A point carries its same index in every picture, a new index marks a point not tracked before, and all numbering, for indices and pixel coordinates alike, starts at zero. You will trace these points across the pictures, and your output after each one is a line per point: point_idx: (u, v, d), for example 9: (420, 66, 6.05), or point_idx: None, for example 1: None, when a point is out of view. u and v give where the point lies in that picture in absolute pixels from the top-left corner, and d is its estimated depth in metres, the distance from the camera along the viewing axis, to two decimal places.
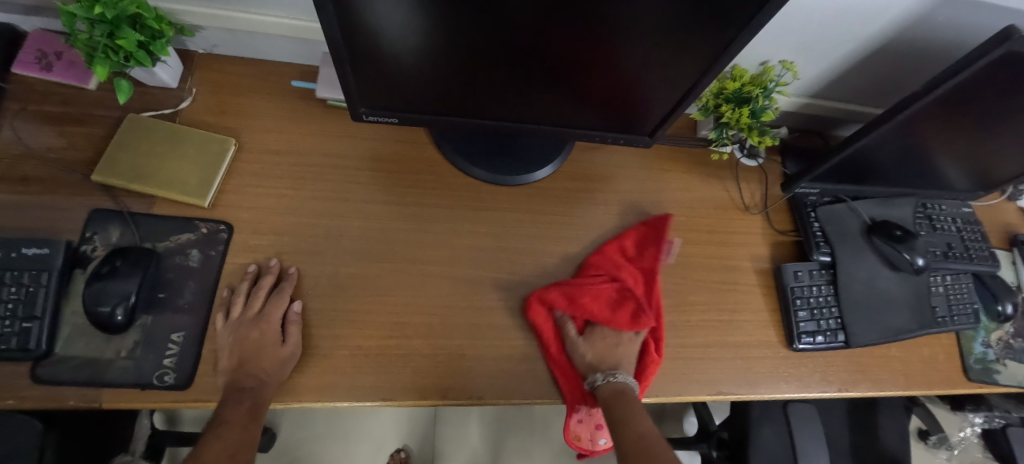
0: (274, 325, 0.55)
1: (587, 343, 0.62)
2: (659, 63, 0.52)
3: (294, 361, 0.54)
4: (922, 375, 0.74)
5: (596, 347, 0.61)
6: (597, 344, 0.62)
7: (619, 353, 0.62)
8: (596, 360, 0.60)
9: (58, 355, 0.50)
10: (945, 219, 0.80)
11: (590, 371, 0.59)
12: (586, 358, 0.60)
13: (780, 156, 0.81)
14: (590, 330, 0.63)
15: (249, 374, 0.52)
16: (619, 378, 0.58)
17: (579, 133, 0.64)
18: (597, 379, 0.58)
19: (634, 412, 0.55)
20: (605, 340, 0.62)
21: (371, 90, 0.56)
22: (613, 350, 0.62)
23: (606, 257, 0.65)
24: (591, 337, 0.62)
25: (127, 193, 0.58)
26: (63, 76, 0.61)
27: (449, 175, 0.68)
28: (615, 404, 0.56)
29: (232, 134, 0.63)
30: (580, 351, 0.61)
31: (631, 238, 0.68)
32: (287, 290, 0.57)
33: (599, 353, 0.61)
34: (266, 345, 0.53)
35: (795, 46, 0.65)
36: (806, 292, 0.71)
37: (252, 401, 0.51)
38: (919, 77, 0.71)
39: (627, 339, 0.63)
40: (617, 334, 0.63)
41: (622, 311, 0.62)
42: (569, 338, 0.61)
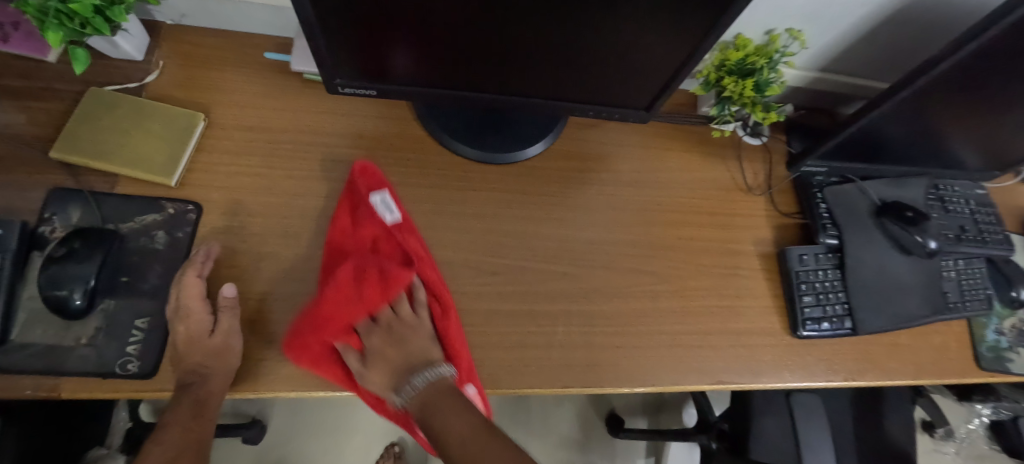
0: (200, 314, 0.49)
1: (372, 365, 0.52)
2: (654, 26, 0.48)
3: (235, 350, 0.49)
4: (932, 364, 0.71)
5: (379, 362, 0.52)
6: (378, 358, 0.52)
7: (408, 348, 0.53)
8: (387, 377, 0.51)
9: (14, 342, 0.47)
10: (958, 201, 0.76)
11: (389, 390, 0.51)
12: (377, 389, 0.51)
13: (785, 135, 0.77)
14: (369, 344, 0.52)
15: (187, 369, 0.48)
16: (429, 377, 0.50)
17: (571, 107, 0.60)
18: (399, 400, 0.51)
19: (446, 419, 0.48)
20: (382, 342, 0.52)
21: (347, 59, 0.52)
22: (395, 348, 0.52)
23: (342, 241, 0.54)
24: (373, 358, 0.52)
25: (89, 171, 0.55)
26: (19, 48, 0.57)
27: (434, 153, 0.65)
28: (427, 414, 0.49)
29: (203, 109, 0.60)
30: (370, 383, 0.51)
31: (343, 222, 0.55)
32: (191, 271, 0.50)
33: (383, 371, 0.52)
34: (194, 337, 0.48)
35: (803, 13, 0.61)
36: (812, 276, 0.68)
37: (196, 397, 0.47)
38: (932, 47, 0.67)
39: (416, 320, 0.54)
40: (393, 323, 0.54)
41: (369, 288, 0.50)
42: (352, 368, 0.50)
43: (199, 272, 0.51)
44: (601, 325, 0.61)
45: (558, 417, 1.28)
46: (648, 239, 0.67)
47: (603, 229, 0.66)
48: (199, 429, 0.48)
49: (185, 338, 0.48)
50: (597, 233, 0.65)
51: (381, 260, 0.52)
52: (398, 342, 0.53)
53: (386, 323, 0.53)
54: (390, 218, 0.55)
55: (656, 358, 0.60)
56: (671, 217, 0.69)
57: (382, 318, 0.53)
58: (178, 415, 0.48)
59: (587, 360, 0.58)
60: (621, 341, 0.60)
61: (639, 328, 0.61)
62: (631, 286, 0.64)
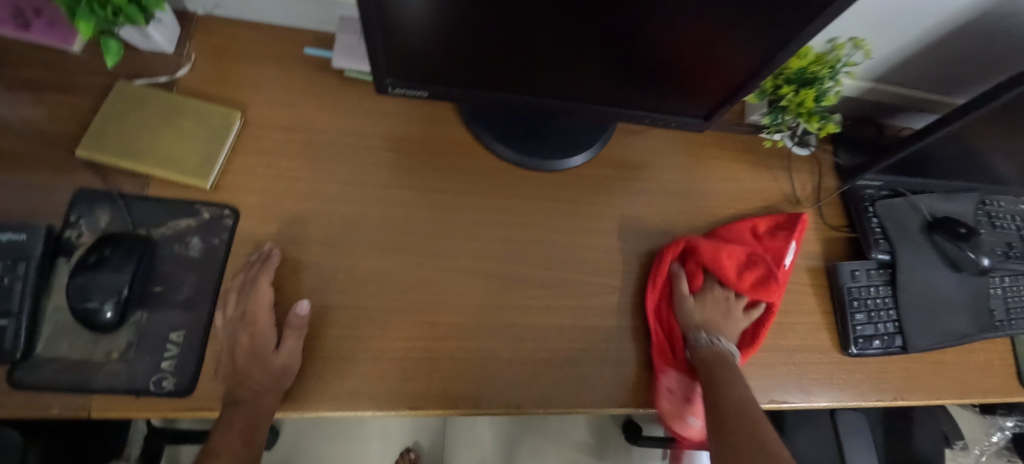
0: (266, 326, 0.48)
1: (696, 302, 0.60)
2: (733, 34, 0.45)
3: (292, 373, 0.46)
4: (979, 383, 0.70)
5: (705, 307, 0.60)
6: (707, 304, 0.60)
7: (731, 320, 0.59)
8: (703, 320, 0.58)
9: (39, 357, 0.44)
10: (1005, 217, 0.75)
11: (692, 330, 0.57)
12: (690, 320, 0.58)
13: (832, 145, 0.74)
14: (707, 294, 0.61)
15: (245, 386, 0.46)
16: (714, 342, 0.56)
17: (628, 113, 0.57)
18: (705, 338, 0.56)
19: (732, 379, 0.52)
20: (718, 305, 0.60)
21: (400, 58, 0.49)
22: (725, 315, 0.59)
23: (731, 231, 0.64)
24: (701, 301, 0.60)
25: (118, 171, 0.51)
26: (43, 36, 0.53)
27: (478, 158, 0.62)
28: (718, 365, 0.54)
29: (237, 107, 0.56)
30: (687, 309, 0.59)
31: (734, 232, 0.63)
32: (265, 276, 0.49)
33: (706, 316, 0.59)
34: (258, 351, 0.47)
35: (872, 21, 0.59)
36: (863, 293, 0.66)
37: (248, 419, 0.45)
38: (995, 61, 0.65)
39: (739, 317, 0.60)
40: (727, 303, 0.61)
41: (751, 273, 0.60)
42: (681, 294, 0.59)
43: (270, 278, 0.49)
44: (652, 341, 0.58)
45: (576, 424, 1.25)
46: None
47: (651, 240, 0.63)
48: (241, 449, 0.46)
49: (247, 348, 0.47)
50: (646, 245, 0.63)
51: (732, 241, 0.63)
52: (722, 312, 0.60)
53: (721, 293, 0.61)
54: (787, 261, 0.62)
55: None
56: (720, 228, 0.67)
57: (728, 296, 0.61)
58: (229, 439, 0.45)
59: (638, 378, 0.56)
60: (672, 357, 0.58)
61: None
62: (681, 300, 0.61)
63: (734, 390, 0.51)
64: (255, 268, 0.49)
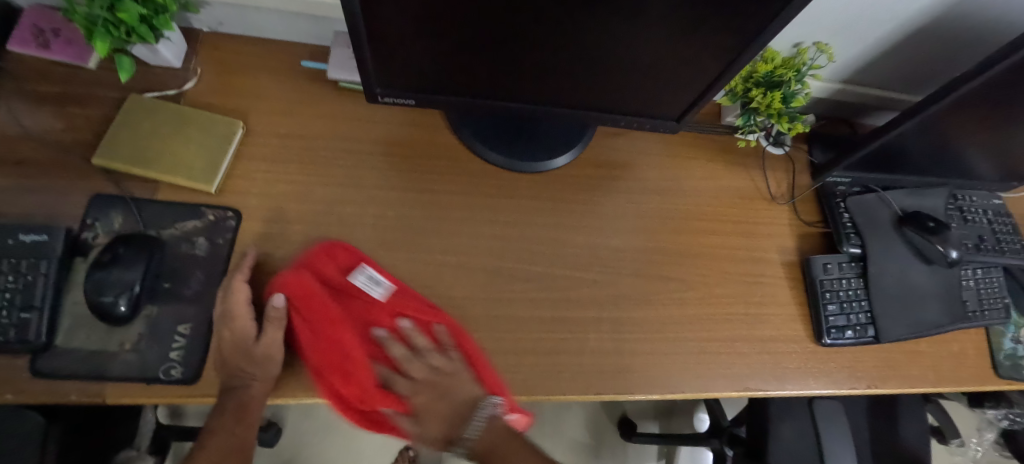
0: (244, 320, 0.50)
1: (420, 425, 0.57)
2: (692, 42, 0.49)
3: (274, 361, 0.51)
4: (953, 372, 0.72)
5: (427, 421, 0.57)
6: (422, 412, 0.57)
7: (439, 390, 0.57)
8: (442, 435, 0.57)
9: (59, 347, 0.47)
10: (976, 211, 0.78)
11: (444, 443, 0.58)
12: (432, 438, 0.57)
13: (806, 145, 0.78)
14: (412, 403, 0.56)
15: (233, 375, 0.49)
16: (484, 421, 0.56)
17: (604, 117, 0.61)
18: (460, 448, 0.58)
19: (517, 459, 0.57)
20: (428, 403, 0.57)
21: (388, 68, 0.53)
22: (437, 401, 0.57)
23: (326, 312, 0.53)
24: (422, 416, 0.57)
25: (130, 177, 0.55)
26: (61, 53, 0.58)
27: (465, 161, 0.66)
28: (495, 451, 0.57)
29: (239, 117, 0.60)
30: (423, 431, 0.57)
31: (307, 328, 0.52)
32: (241, 275, 0.51)
33: (426, 426, 0.57)
34: (239, 343, 0.49)
35: (832, 27, 0.62)
36: (836, 285, 0.69)
37: (239, 403, 0.49)
38: (954, 60, 0.69)
39: (448, 365, 0.57)
40: (416, 371, 0.56)
41: (332, 348, 0.52)
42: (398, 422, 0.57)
43: (245, 276, 0.52)
44: (630, 332, 0.61)
45: (572, 423, 1.28)
46: (675, 247, 0.68)
47: (630, 236, 0.67)
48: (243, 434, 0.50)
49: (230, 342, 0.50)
50: (625, 241, 0.66)
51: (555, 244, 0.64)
52: (444, 395, 0.57)
53: (421, 384, 0.56)
54: (378, 294, 0.56)
55: (683, 364, 0.61)
56: (697, 225, 0.70)
57: (387, 376, 0.56)
58: (224, 420, 0.51)
59: (617, 366, 0.59)
60: (649, 347, 0.61)
61: (666, 335, 0.62)
62: (659, 293, 0.64)
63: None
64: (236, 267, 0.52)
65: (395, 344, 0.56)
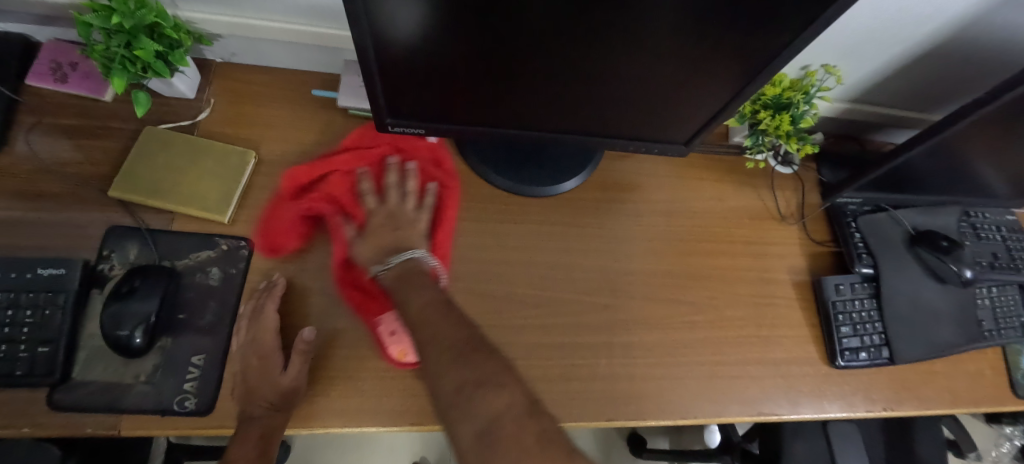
0: (272, 349, 0.52)
1: (362, 242, 0.56)
2: (701, 71, 0.49)
3: (299, 394, 0.51)
4: (970, 392, 0.71)
5: (374, 240, 0.56)
6: (378, 234, 0.57)
7: (400, 232, 0.57)
8: (373, 256, 0.55)
9: (76, 380, 0.48)
10: (989, 228, 0.77)
11: (373, 264, 0.55)
12: (364, 257, 0.56)
13: (816, 164, 0.78)
14: (369, 222, 0.57)
15: (255, 403, 0.50)
16: (405, 256, 0.55)
17: (613, 143, 0.61)
18: (379, 271, 0.54)
19: (411, 290, 0.53)
20: (384, 225, 0.57)
21: (399, 100, 0.53)
22: (391, 233, 0.57)
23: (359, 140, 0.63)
24: (370, 231, 0.57)
25: (145, 208, 0.56)
26: (78, 87, 0.59)
27: (474, 186, 0.66)
28: (399, 285, 0.53)
29: (251, 147, 0.61)
30: (360, 249, 0.56)
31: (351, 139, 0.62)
32: (271, 304, 0.53)
33: (376, 247, 0.56)
34: (267, 372, 0.51)
35: (840, 51, 0.63)
36: (848, 306, 0.68)
37: (260, 431, 0.50)
38: (963, 82, 0.69)
39: (414, 212, 0.59)
40: (399, 209, 0.59)
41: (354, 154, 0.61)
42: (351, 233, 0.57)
43: (275, 305, 0.53)
44: (641, 356, 0.61)
45: (580, 438, 1.27)
46: (684, 269, 0.67)
47: (639, 259, 0.67)
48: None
49: (257, 371, 0.51)
50: (634, 264, 0.66)
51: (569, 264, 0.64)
52: (395, 223, 0.58)
53: (381, 213, 0.58)
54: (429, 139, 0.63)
55: (694, 389, 0.61)
56: (706, 246, 0.70)
57: (363, 192, 0.58)
58: (244, 448, 0.50)
59: (629, 392, 0.59)
60: (660, 371, 0.61)
61: (677, 359, 0.62)
62: (670, 316, 0.64)
63: (408, 310, 0.51)
64: (264, 294, 0.54)
65: (393, 174, 0.60)
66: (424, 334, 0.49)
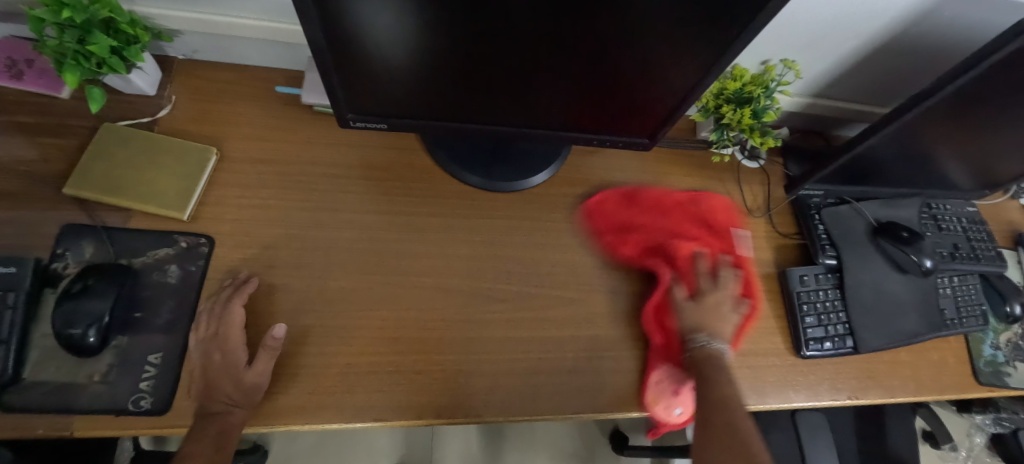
0: (237, 345, 0.51)
1: (693, 307, 0.61)
2: (658, 64, 0.50)
3: (261, 390, 0.50)
4: (934, 380, 0.72)
5: (697, 311, 0.61)
6: (706, 306, 0.61)
7: (721, 297, 0.63)
8: (696, 324, 0.60)
9: (27, 381, 0.47)
10: (950, 219, 0.79)
11: (692, 331, 0.60)
12: (708, 321, 0.60)
13: (782, 158, 0.79)
14: (703, 294, 0.62)
15: (216, 398, 0.49)
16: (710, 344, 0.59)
17: (577, 137, 0.61)
18: (704, 340, 0.59)
19: (717, 373, 0.56)
20: (714, 306, 0.62)
21: (358, 94, 0.53)
22: (717, 310, 0.61)
23: (701, 212, 0.72)
24: (704, 299, 0.62)
25: (102, 206, 0.55)
26: (34, 84, 0.58)
27: (441, 182, 0.66)
28: (705, 364, 0.57)
29: (213, 144, 0.61)
30: (684, 316, 0.61)
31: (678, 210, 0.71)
32: (238, 300, 0.52)
33: (704, 318, 0.61)
34: (229, 368, 0.50)
35: (798, 45, 0.64)
36: (813, 297, 0.69)
37: (220, 428, 0.48)
38: (919, 74, 0.71)
39: (731, 304, 0.63)
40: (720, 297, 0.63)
41: (676, 221, 0.70)
42: (676, 298, 0.62)
43: (243, 301, 0.53)
44: (609, 349, 0.61)
45: (565, 436, 1.26)
46: None
47: (607, 253, 0.67)
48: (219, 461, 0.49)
49: (219, 367, 0.50)
50: (603, 258, 0.67)
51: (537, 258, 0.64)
52: (711, 307, 0.61)
53: (714, 294, 0.62)
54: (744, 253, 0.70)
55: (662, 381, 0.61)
56: None
57: (700, 273, 0.64)
58: (201, 446, 0.48)
59: (596, 385, 0.59)
60: (628, 364, 0.61)
61: (645, 351, 0.62)
62: (637, 310, 0.64)
63: (720, 386, 0.55)
64: (227, 291, 0.53)
65: (703, 262, 0.65)
66: (723, 413, 0.52)
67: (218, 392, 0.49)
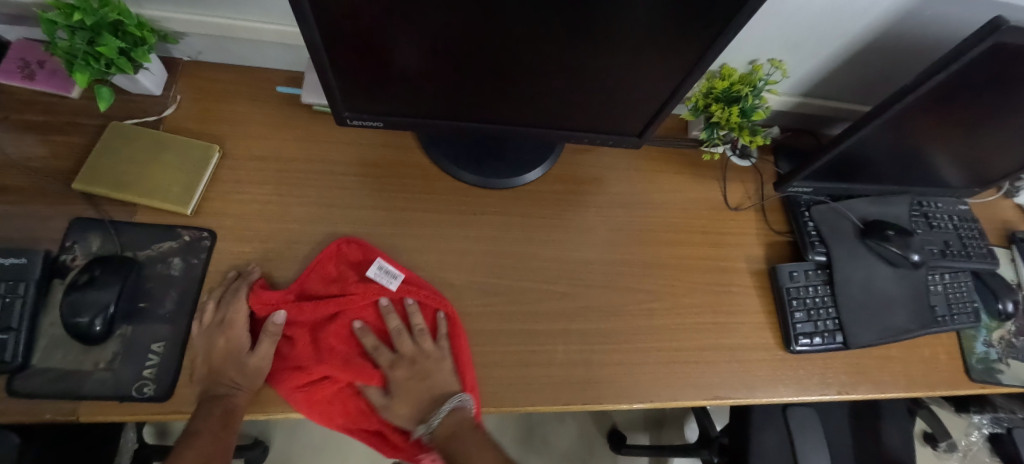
0: (241, 330, 0.53)
1: (390, 400, 0.56)
2: (644, 62, 0.51)
3: (263, 374, 0.53)
4: (925, 376, 0.72)
5: (404, 398, 0.57)
6: (404, 393, 0.57)
7: (419, 366, 0.57)
8: (409, 415, 0.57)
9: (36, 367, 0.49)
10: (942, 217, 0.79)
11: (413, 422, 0.57)
12: (401, 417, 0.57)
13: (773, 156, 0.81)
14: (390, 378, 0.56)
15: (221, 381, 0.51)
16: (446, 411, 0.55)
17: (567, 135, 0.63)
18: (424, 432, 0.56)
19: (469, 450, 0.54)
20: (408, 384, 0.57)
21: (354, 93, 0.55)
22: (418, 382, 0.57)
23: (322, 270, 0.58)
24: (394, 390, 0.56)
25: (108, 200, 0.57)
26: (45, 84, 0.61)
27: (436, 179, 0.68)
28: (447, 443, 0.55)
29: (216, 141, 0.63)
30: (393, 410, 0.56)
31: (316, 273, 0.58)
32: (245, 289, 0.55)
33: (407, 404, 0.57)
34: (232, 353, 0.52)
35: (783, 45, 0.66)
36: (802, 292, 0.70)
37: (225, 409, 0.50)
38: (906, 72, 0.72)
39: (432, 350, 0.58)
40: (417, 369, 0.57)
41: (331, 291, 0.57)
42: (370, 397, 0.56)
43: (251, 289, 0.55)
44: (599, 343, 0.62)
45: (561, 435, 1.27)
46: (643, 258, 0.69)
47: (598, 249, 0.68)
48: (225, 438, 0.51)
49: (223, 351, 0.52)
50: (594, 254, 0.68)
51: (528, 253, 0.66)
52: (419, 374, 0.57)
53: (401, 363, 0.57)
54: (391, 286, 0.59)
55: (652, 374, 0.62)
56: (664, 235, 0.72)
57: (370, 351, 0.56)
58: (207, 423, 0.50)
59: (585, 378, 0.60)
60: (617, 357, 0.62)
61: (634, 345, 0.63)
62: (628, 304, 0.66)
63: None
64: (235, 283, 0.56)
65: (368, 335, 0.56)
66: None
67: (223, 376, 0.51)
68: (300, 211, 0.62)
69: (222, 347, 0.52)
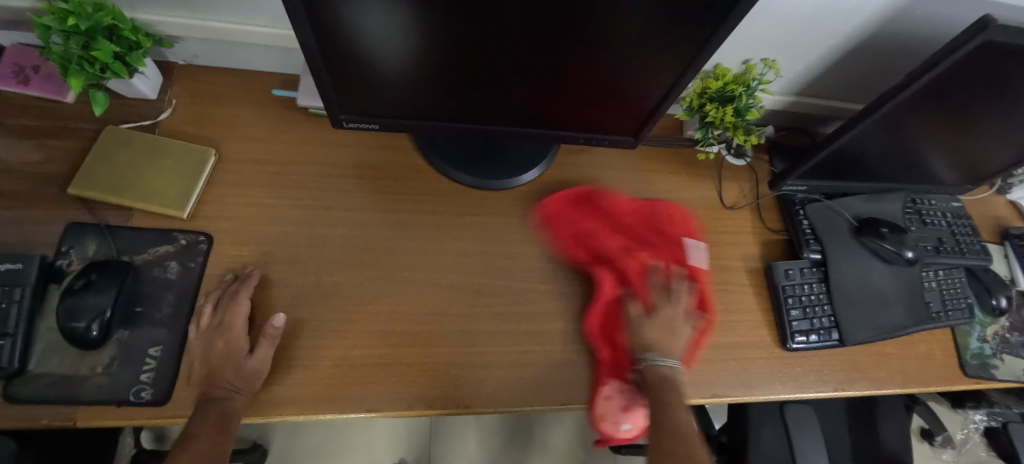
0: (239, 333, 0.53)
1: (646, 323, 0.61)
2: (638, 62, 0.51)
3: (261, 376, 0.52)
4: (921, 372, 0.73)
5: (654, 328, 0.61)
6: (655, 326, 0.61)
7: (672, 311, 0.63)
8: (651, 342, 0.60)
9: (33, 372, 0.49)
10: (935, 214, 0.80)
11: (643, 350, 0.59)
12: (651, 338, 0.60)
13: (767, 155, 0.81)
14: (653, 306, 0.63)
15: (218, 385, 0.50)
16: (666, 364, 0.58)
17: (563, 135, 0.63)
18: (650, 360, 0.58)
19: (671, 400, 0.55)
20: (666, 323, 0.62)
21: (349, 96, 0.55)
22: (670, 329, 0.61)
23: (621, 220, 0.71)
24: (655, 314, 0.62)
25: (104, 204, 0.57)
26: (39, 89, 0.61)
27: (433, 181, 0.68)
28: (661, 388, 0.57)
29: (212, 145, 0.63)
30: (636, 332, 0.61)
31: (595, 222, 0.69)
32: (244, 292, 0.55)
33: (659, 336, 0.61)
34: (231, 356, 0.52)
35: (777, 44, 0.66)
36: (798, 290, 0.71)
37: (222, 411, 0.49)
38: (897, 71, 0.72)
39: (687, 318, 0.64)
40: (665, 314, 0.62)
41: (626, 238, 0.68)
42: (632, 317, 0.62)
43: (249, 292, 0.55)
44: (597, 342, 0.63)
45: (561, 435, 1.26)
46: None
47: None
48: (223, 442, 0.50)
49: (221, 354, 0.52)
50: None
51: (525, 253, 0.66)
52: (674, 321, 0.62)
53: (669, 309, 0.63)
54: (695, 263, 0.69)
55: None
56: None
57: (656, 286, 0.65)
58: (205, 427, 0.49)
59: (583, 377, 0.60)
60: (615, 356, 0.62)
61: None
62: None
63: (672, 416, 0.54)
64: (233, 285, 0.56)
65: (657, 275, 0.66)
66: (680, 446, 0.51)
67: (218, 380, 0.51)
68: (298, 213, 0.62)
69: (219, 350, 0.52)
